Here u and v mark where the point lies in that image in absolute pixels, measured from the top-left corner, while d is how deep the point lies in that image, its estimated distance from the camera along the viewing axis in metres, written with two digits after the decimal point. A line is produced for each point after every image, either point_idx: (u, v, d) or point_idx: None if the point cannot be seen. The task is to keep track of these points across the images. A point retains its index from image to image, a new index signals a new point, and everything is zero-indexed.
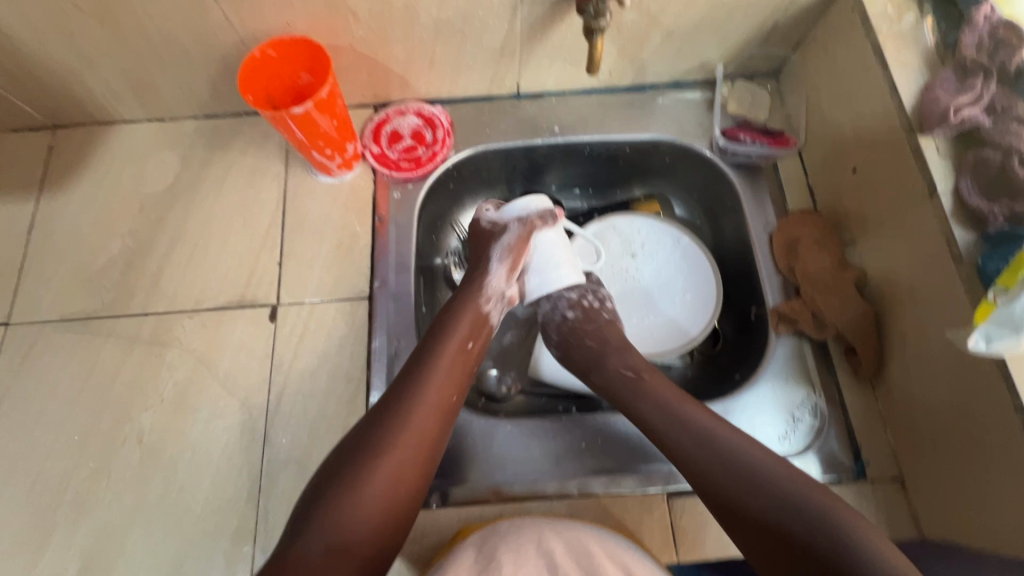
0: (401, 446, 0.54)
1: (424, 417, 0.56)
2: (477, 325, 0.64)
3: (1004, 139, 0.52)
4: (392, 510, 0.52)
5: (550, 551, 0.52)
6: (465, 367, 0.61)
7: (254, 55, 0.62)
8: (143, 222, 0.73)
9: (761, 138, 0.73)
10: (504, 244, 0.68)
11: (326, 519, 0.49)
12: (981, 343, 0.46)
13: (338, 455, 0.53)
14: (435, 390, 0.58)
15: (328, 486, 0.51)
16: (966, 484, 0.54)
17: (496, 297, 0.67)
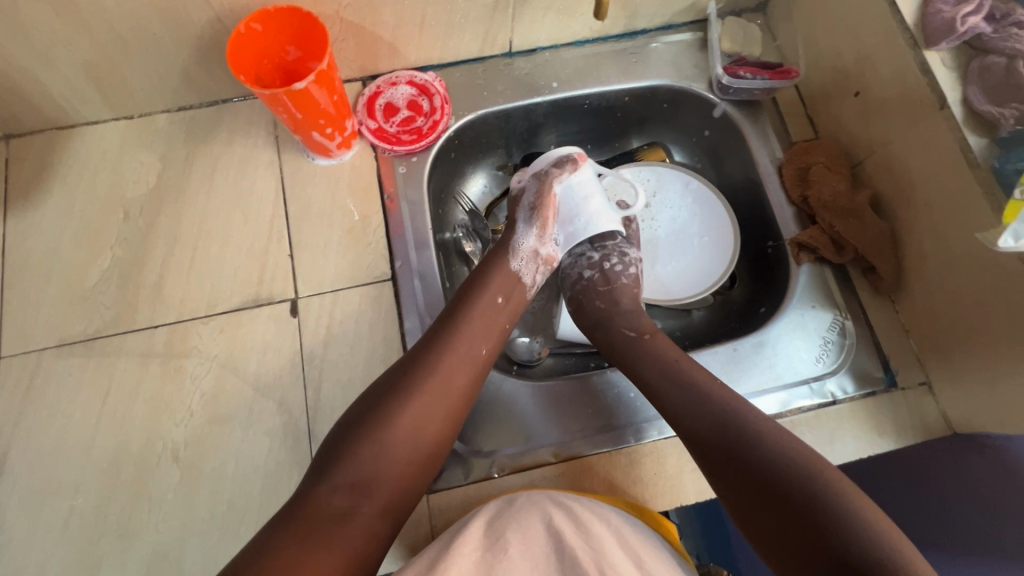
0: (429, 393, 0.55)
1: (454, 369, 0.57)
2: (508, 283, 0.65)
3: (1008, 44, 0.54)
4: (415, 457, 0.53)
5: (556, 527, 0.51)
6: (493, 321, 0.62)
7: (238, 30, 0.57)
8: (131, 229, 0.68)
9: (761, 73, 0.73)
10: (526, 204, 0.70)
11: (352, 457, 0.51)
12: (1011, 239, 0.48)
13: (364, 402, 0.55)
14: (465, 343, 0.59)
15: (356, 431, 0.53)
16: (994, 378, 0.57)
17: (529, 257, 0.68)
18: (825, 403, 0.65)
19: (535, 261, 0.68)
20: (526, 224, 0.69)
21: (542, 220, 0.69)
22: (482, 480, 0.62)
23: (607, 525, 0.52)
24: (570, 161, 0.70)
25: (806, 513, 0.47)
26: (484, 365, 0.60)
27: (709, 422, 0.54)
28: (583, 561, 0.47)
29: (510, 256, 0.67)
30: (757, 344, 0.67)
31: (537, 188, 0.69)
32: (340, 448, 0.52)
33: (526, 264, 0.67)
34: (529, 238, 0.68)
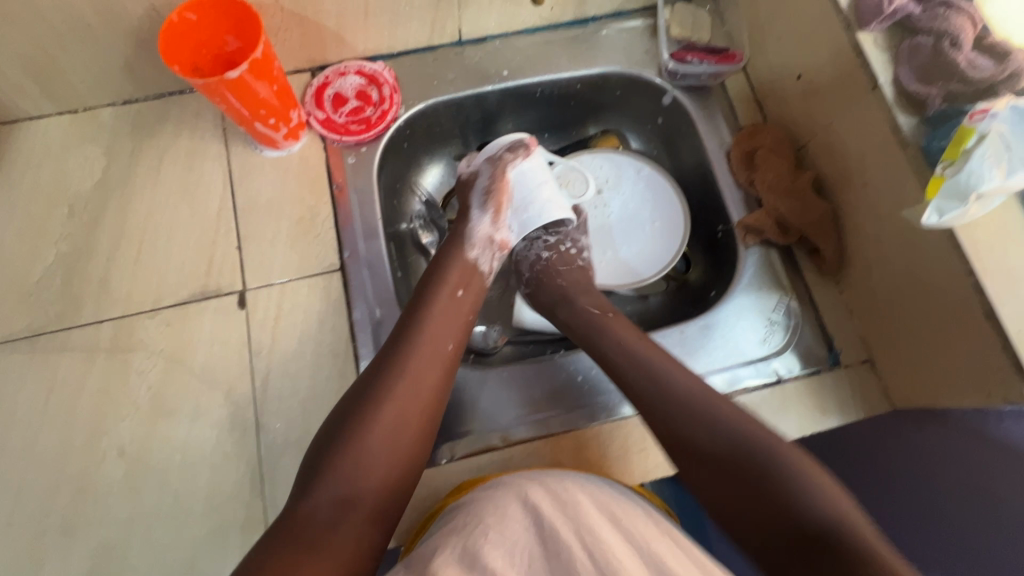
0: (401, 395, 0.55)
1: (422, 368, 0.57)
2: (466, 273, 0.66)
3: (935, 24, 0.55)
4: (396, 462, 0.53)
5: (535, 507, 0.51)
6: (457, 315, 0.62)
7: (170, 19, 0.56)
8: (76, 225, 0.67)
9: (708, 57, 0.74)
10: (480, 190, 0.70)
11: (332, 472, 0.50)
12: (934, 217, 0.50)
13: (339, 412, 0.54)
14: (431, 340, 0.59)
15: (332, 442, 0.52)
16: (928, 354, 0.58)
17: (483, 243, 0.68)
18: (771, 382, 0.66)
19: (491, 248, 0.69)
20: (478, 213, 0.69)
21: (496, 205, 0.69)
22: (432, 468, 0.63)
23: (584, 488, 0.53)
24: (521, 146, 0.71)
25: (775, 509, 0.47)
26: (454, 360, 0.60)
27: (670, 409, 0.54)
28: (563, 536, 0.48)
29: (465, 246, 0.67)
30: (704, 327, 0.68)
31: (490, 174, 0.70)
32: (317, 464, 0.51)
33: (482, 252, 0.68)
34: (483, 224, 0.69)
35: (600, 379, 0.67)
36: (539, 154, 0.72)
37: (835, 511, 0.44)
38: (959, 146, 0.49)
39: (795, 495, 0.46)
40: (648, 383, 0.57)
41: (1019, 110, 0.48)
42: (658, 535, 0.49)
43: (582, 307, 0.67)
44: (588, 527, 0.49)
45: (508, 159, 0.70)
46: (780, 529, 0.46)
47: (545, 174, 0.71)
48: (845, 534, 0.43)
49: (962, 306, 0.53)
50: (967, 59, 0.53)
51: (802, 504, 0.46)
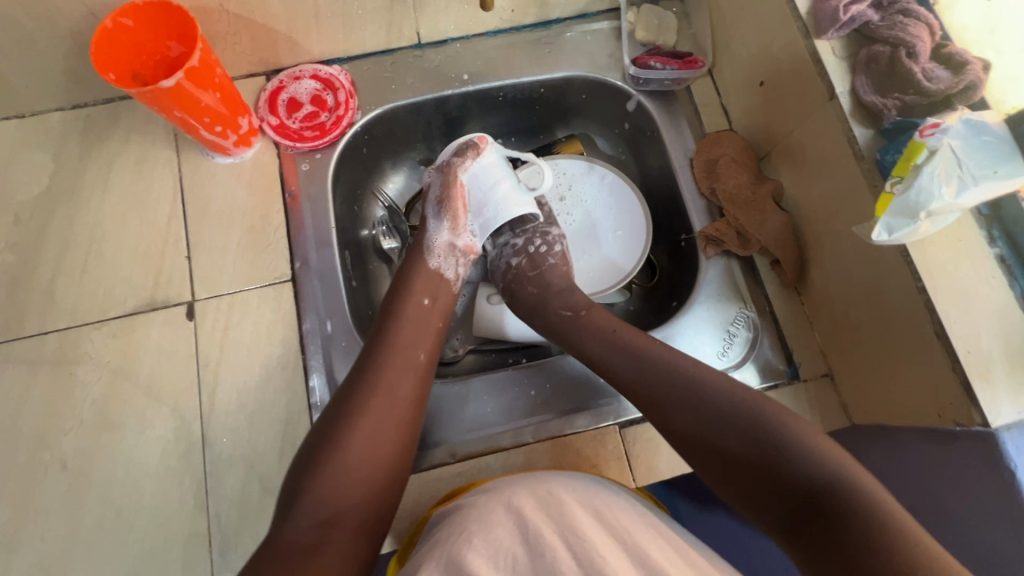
0: (376, 411, 0.53)
1: (396, 379, 0.56)
2: (432, 282, 0.64)
3: (892, 33, 0.53)
4: (376, 479, 0.52)
5: (520, 510, 0.50)
6: (427, 325, 0.61)
7: (103, 26, 0.54)
8: (22, 233, 0.66)
9: (670, 62, 0.72)
10: (434, 200, 0.67)
11: (309, 495, 0.49)
12: (885, 234, 0.49)
13: (314, 433, 0.53)
14: (402, 351, 0.58)
15: (308, 462, 0.51)
16: (882, 369, 0.57)
17: (444, 251, 0.66)
18: None
19: (454, 255, 0.67)
20: (435, 221, 0.67)
21: (452, 212, 0.66)
22: None
23: (571, 490, 0.52)
24: (471, 147, 0.68)
25: (784, 469, 0.48)
26: (428, 369, 0.59)
27: (662, 388, 0.55)
28: (548, 537, 0.48)
29: (425, 257, 0.65)
30: (663, 339, 0.67)
31: (442, 180, 0.67)
32: (297, 487, 0.50)
33: (445, 260, 0.66)
34: (441, 233, 0.66)
35: (556, 392, 0.65)
36: (493, 151, 0.69)
37: (835, 464, 0.46)
38: (910, 162, 0.48)
39: (798, 451, 0.48)
40: (635, 363, 0.57)
41: (972, 124, 0.47)
42: (643, 530, 0.50)
43: (555, 309, 0.65)
44: (574, 526, 0.49)
45: (457, 165, 0.67)
46: (769, 472, 0.48)
47: (503, 170, 0.69)
48: (845, 488, 0.45)
49: (916, 325, 0.51)
50: (924, 69, 0.52)
51: (803, 460, 0.47)
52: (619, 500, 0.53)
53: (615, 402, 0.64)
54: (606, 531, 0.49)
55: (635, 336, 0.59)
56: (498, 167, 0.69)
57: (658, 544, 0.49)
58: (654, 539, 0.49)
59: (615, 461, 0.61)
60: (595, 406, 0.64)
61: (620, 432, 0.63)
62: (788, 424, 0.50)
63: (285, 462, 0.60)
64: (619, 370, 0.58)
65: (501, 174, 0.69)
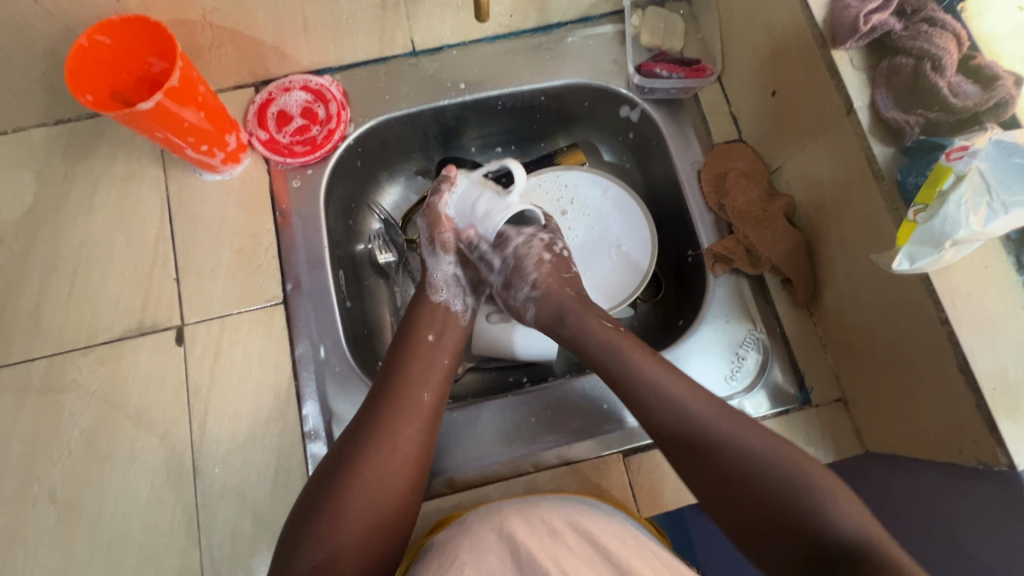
0: (376, 458, 0.52)
1: (400, 423, 0.54)
2: (442, 318, 0.62)
3: (916, 43, 0.50)
4: (377, 522, 0.51)
5: (511, 535, 0.49)
6: (434, 361, 0.59)
7: (78, 44, 0.52)
8: (5, 255, 0.64)
9: (677, 70, 0.68)
10: (426, 242, 0.65)
11: (309, 538, 0.48)
12: (905, 263, 0.46)
13: (323, 471, 0.52)
14: (407, 390, 0.56)
15: (313, 503, 0.50)
16: (901, 400, 0.54)
17: (449, 284, 0.65)
18: None
19: (460, 284, 0.65)
20: (433, 257, 0.65)
21: (444, 245, 0.64)
22: None
23: (562, 512, 0.51)
24: (443, 181, 0.65)
25: (806, 539, 0.45)
26: (434, 410, 0.56)
27: (684, 429, 0.51)
28: (541, 561, 0.47)
29: (429, 291, 0.64)
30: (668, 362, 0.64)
31: (427, 220, 0.65)
32: (298, 528, 0.49)
33: (452, 292, 0.64)
34: (442, 266, 0.64)
35: (557, 420, 0.63)
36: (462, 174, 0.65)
37: (861, 526, 0.44)
38: (934, 188, 0.45)
39: (816, 515, 0.45)
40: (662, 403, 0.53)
41: (1003, 146, 0.44)
42: (637, 547, 0.49)
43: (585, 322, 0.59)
44: (566, 551, 0.48)
45: (438, 200, 0.65)
46: (777, 532, 0.47)
47: (479, 182, 0.65)
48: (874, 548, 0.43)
49: (938, 358, 0.48)
50: (950, 84, 0.49)
51: (819, 519, 0.45)
52: (608, 517, 0.52)
53: (618, 429, 0.62)
54: (598, 555, 0.48)
55: (665, 377, 0.54)
56: (472, 180, 0.65)
57: (652, 563, 0.48)
58: (647, 561, 0.48)
59: (620, 491, 0.59)
60: (597, 433, 0.62)
61: (623, 461, 0.60)
62: (816, 488, 0.46)
63: (278, 493, 0.58)
64: (645, 410, 0.53)
65: (474, 184, 0.65)
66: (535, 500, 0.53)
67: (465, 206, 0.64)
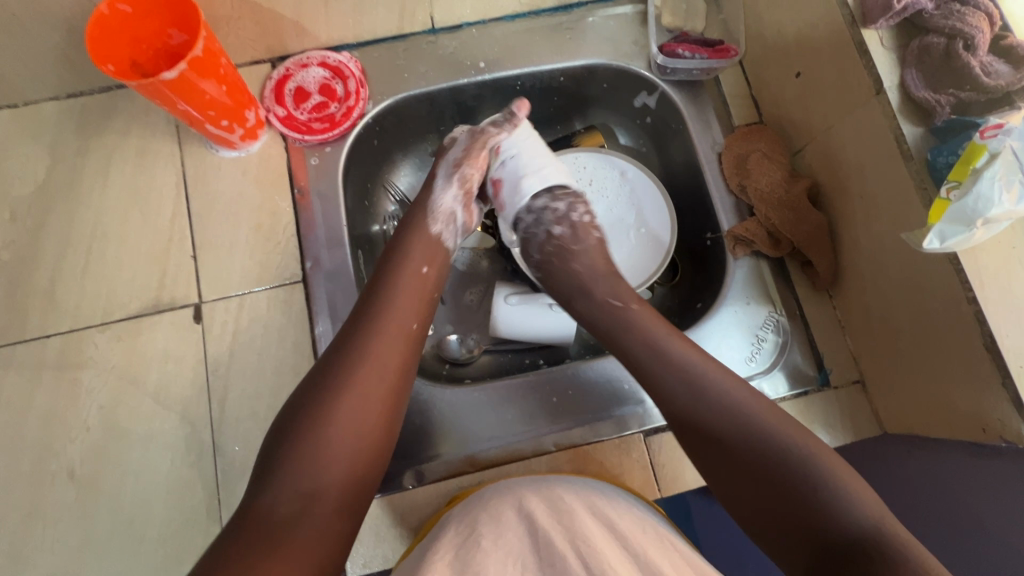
0: (359, 384, 0.49)
1: (382, 351, 0.51)
2: (430, 248, 0.59)
3: (948, 23, 0.50)
4: (361, 449, 0.48)
5: (531, 514, 0.48)
6: (421, 293, 0.56)
7: (100, 11, 0.51)
8: (19, 232, 0.63)
9: (700, 50, 0.68)
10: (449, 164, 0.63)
11: (290, 464, 0.46)
12: (937, 241, 0.46)
13: (300, 396, 0.50)
14: (392, 317, 0.53)
15: (291, 431, 0.47)
16: (927, 381, 0.54)
17: (446, 216, 0.62)
18: None
19: (455, 223, 0.62)
20: (444, 184, 0.63)
21: (463, 179, 0.63)
22: (396, 492, 0.59)
23: (580, 496, 0.50)
24: (509, 118, 0.65)
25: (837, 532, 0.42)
26: (418, 340, 0.54)
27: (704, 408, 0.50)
28: (559, 544, 0.45)
29: (425, 217, 0.61)
30: None
31: (463, 145, 0.64)
32: (279, 455, 0.47)
33: (446, 227, 0.61)
34: (446, 197, 0.62)
35: (578, 399, 0.62)
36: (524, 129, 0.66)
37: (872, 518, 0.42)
38: (967, 165, 0.45)
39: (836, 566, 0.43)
40: (691, 392, 0.51)
41: None
42: (657, 543, 0.46)
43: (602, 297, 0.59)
44: (582, 532, 0.46)
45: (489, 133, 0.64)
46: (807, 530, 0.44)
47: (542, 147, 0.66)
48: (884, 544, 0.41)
49: (962, 339, 0.49)
50: (982, 63, 0.49)
51: None
52: (627, 505, 0.50)
53: (640, 409, 0.62)
54: (616, 541, 0.46)
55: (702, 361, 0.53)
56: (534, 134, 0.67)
57: (673, 559, 0.45)
58: (667, 552, 0.46)
59: (641, 469, 0.60)
60: (619, 413, 0.62)
61: (645, 441, 0.61)
62: None
63: None
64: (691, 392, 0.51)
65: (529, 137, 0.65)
66: (554, 482, 0.52)
67: (523, 152, 0.64)
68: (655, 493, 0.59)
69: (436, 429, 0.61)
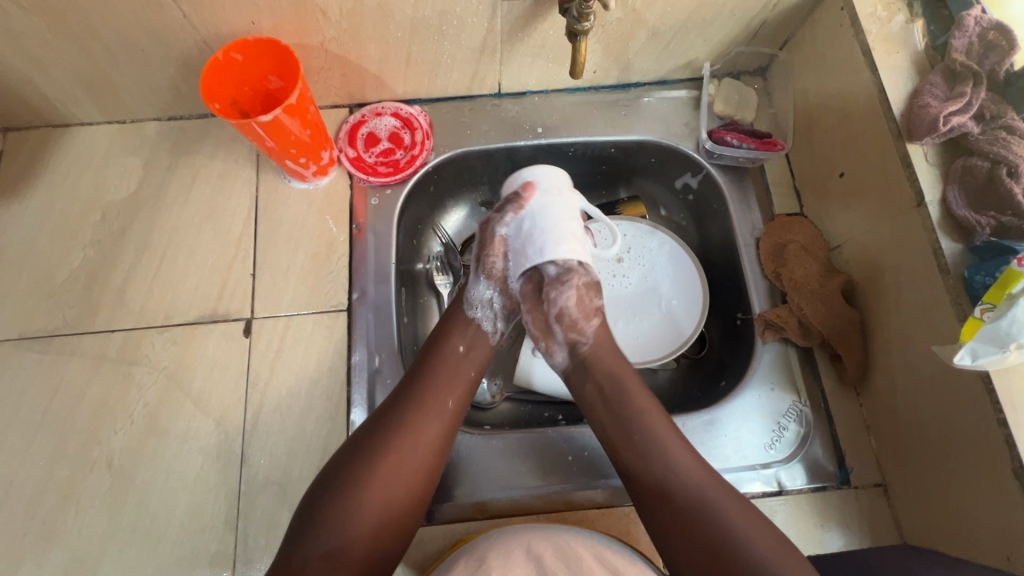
0: (397, 452, 0.52)
1: (420, 426, 0.54)
2: (471, 331, 0.62)
3: (993, 147, 0.52)
4: (391, 515, 0.51)
5: (539, 557, 0.51)
6: (461, 371, 0.59)
7: (216, 57, 0.60)
8: (105, 233, 0.70)
9: (748, 141, 0.71)
10: (477, 255, 0.64)
11: (325, 521, 0.49)
12: (967, 358, 0.47)
13: (341, 458, 0.53)
14: (435, 392, 0.56)
15: (328, 490, 0.50)
16: (949, 497, 0.53)
17: (483, 305, 0.64)
18: (771, 492, 0.61)
19: (493, 308, 0.64)
20: (476, 277, 0.64)
21: (489, 269, 0.64)
22: None
23: (586, 543, 0.53)
24: (513, 201, 0.63)
25: None
26: (456, 417, 0.57)
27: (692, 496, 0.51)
28: None
29: (464, 307, 0.63)
30: (708, 421, 0.64)
31: (479, 239, 0.64)
32: (316, 511, 0.49)
33: (485, 312, 0.63)
34: (481, 288, 0.64)
35: (593, 462, 0.63)
36: (541, 202, 0.62)
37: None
38: (1003, 289, 0.46)
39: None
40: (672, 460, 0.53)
41: None
42: None
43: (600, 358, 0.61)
44: None
45: (495, 220, 0.63)
46: None
47: (552, 220, 0.61)
48: None
49: (988, 458, 0.49)
50: None
51: None
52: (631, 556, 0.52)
53: None
54: None
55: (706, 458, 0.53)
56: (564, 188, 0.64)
57: None
58: None
59: (647, 539, 0.60)
60: None
61: None
62: None
63: None
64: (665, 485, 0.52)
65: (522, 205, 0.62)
66: (560, 528, 0.54)
67: (523, 232, 0.62)
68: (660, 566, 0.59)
69: (449, 470, 0.63)
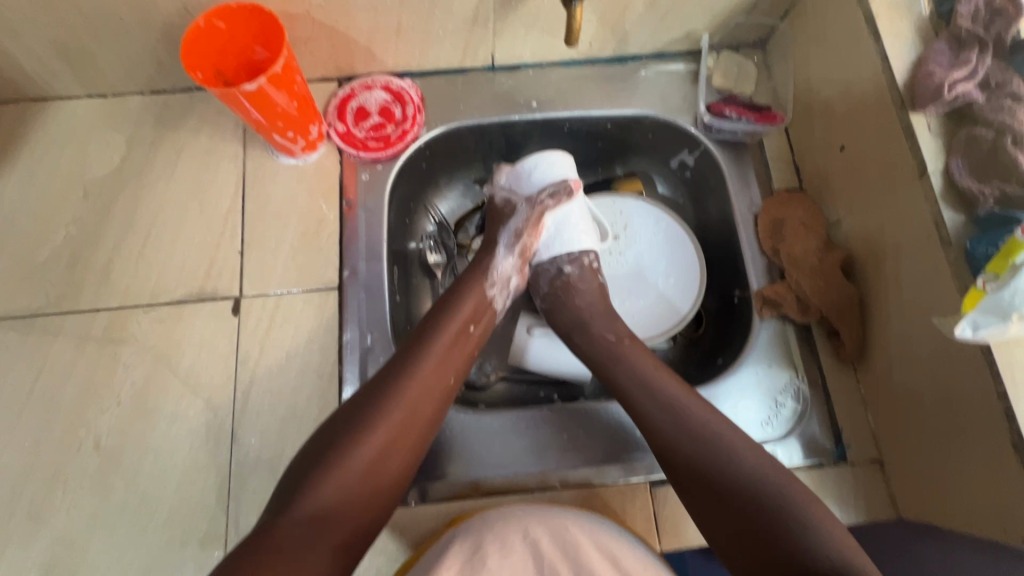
0: (397, 421, 0.52)
1: (420, 398, 0.54)
2: (481, 308, 0.62)
3: (997, 116, 0.50)
4: (381, 482, 0.50)
5: (537, 542, 0.50)
6: (463, 348, 0.59)
7: (197, 24, 0.57)
8: (88, 210, 0.68)
9: (747, 114, 0.70)
10: (511, 230, 0.65)
11: (314, 485, 0.47)
12: (968, 330, 0.46)
13: (337, 425, 0.52)
14: (434, 368, 0.56)
15: (322, 457, 0.49)
16: (948, 471, 0.53)
17: (501, 282, 0.65)
18: None
19: (507, 289, 0.66)
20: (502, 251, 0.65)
21: (522, 249, 0.65)
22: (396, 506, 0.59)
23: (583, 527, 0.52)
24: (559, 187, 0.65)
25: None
26: (451, 395, 0.57)
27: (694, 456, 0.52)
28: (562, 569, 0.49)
29: (485, 281, 0.63)
30: (705, 399, 0.64)
31: (527, 214, 0.65)
32: (304, 476, 0.48)
33: (500, 292, 0.65)
34: (506, 265, 0.65)
35: (589, 440, 0.63)
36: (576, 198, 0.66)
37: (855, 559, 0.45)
38: (1006, 260, 0.45)
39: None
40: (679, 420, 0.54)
41: None
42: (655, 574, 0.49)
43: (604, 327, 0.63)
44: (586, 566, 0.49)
45: (548, 206, 0.64)
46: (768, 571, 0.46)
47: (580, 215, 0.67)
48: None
49: (990, 432, 0.48)
50: None
51: None
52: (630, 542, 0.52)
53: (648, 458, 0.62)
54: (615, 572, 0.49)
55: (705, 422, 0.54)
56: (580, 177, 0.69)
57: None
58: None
59: (643, 517, 0.59)
60: (628, 459, 0.62)
61: (650, 490, 0.60)
62: None
63: None
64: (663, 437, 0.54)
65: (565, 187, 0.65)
66: (559, 511, 0.54)
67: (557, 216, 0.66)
68: (656, 545, 0.58)
69: (441, 448, 0.62)
